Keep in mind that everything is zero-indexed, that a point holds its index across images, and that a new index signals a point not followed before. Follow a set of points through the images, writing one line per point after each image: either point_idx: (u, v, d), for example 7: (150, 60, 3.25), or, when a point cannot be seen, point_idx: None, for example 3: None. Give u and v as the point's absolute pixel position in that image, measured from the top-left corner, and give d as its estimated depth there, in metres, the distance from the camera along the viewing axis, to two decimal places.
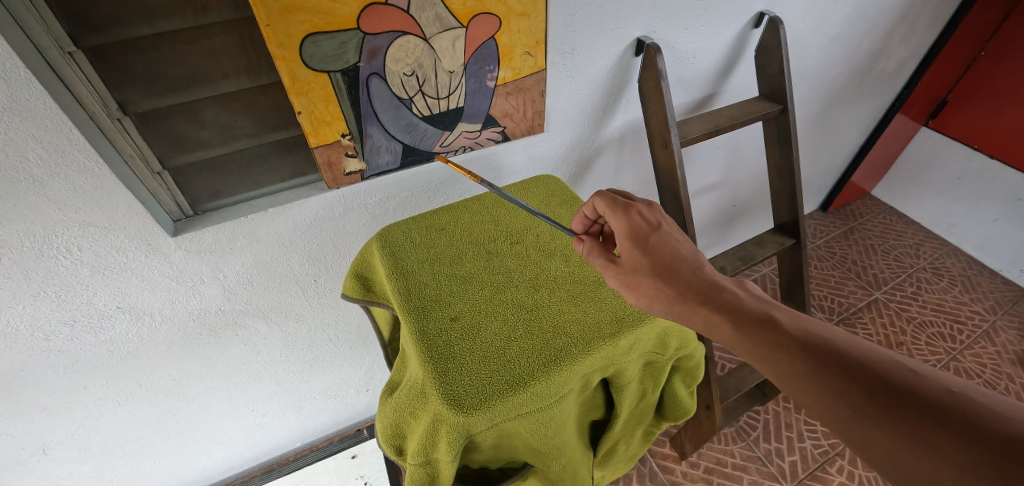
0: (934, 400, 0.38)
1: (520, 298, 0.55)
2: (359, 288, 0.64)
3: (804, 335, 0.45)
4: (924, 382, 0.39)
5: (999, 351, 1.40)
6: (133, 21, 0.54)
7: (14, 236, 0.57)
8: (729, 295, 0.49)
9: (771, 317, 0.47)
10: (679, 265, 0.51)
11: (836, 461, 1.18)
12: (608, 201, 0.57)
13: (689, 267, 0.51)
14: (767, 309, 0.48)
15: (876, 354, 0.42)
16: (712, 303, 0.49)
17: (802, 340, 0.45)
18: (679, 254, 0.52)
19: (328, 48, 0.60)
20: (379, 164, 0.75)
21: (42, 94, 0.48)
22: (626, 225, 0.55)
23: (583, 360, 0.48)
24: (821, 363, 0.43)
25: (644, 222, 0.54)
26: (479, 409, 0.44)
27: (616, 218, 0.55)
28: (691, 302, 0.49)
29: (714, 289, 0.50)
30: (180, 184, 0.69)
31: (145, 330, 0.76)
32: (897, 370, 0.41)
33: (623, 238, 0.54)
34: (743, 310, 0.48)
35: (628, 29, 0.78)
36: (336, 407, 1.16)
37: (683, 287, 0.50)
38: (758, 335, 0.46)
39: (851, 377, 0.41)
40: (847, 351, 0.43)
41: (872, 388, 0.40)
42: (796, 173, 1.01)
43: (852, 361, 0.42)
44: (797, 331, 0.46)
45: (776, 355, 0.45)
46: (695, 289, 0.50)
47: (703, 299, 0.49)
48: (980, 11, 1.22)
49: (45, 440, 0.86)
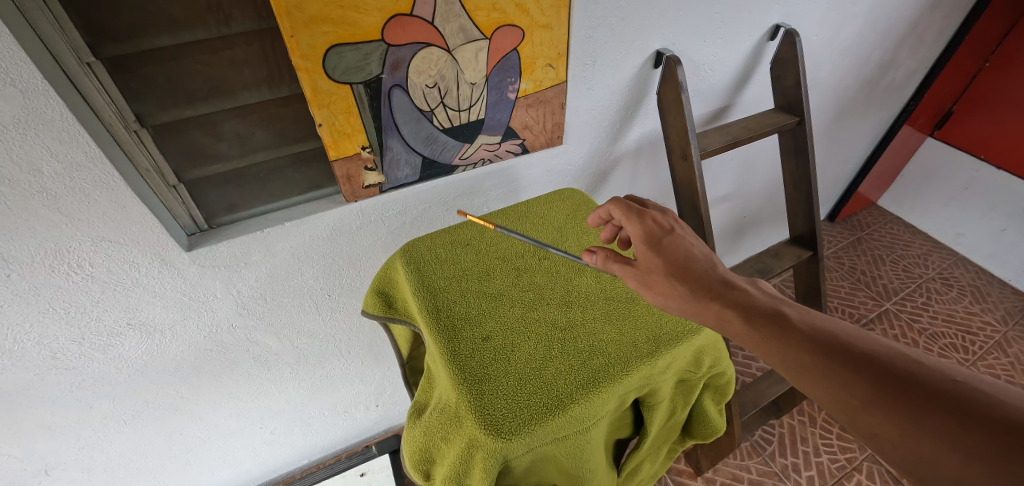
0: (941, 390, 0.36)
1: (552, 317, 0.53)
2: (379, 305, 0.62)
3: (814, 329, 0.43)
4: (930, 373, 0.38)
5: (1012, 362, 1.39)
6: (155, 32, 0.53)
7: (26, 252, 0.55)
8: (742, 292, 0.47)
9: (781, 312, 0.45)
10: (693, 264, 0.50)
11: (853, 476, 1.15)
12: (624, 207, 0.56)
13: (701, 268, 0.49)
14: (779, 305, 0.46)
15: (882, 347, 0.41)
16: (724, 298, 0.47)
17: (811, 332, 0.43)
18: (693, 256, 0.50)
19: (351, 60, 0.58)
20: (397, 177, 0.74)
21: (58, 105, 0.47)
22: (641, 229, 0.53)
23: (621, 382, 0.46)
24: (827, 354, 0.41)
25: (656, 226, 0.53)
26: (517, 434, 0.42)
27: (631, 222, 0.54)
28: (705, 301, 0.47)
29: (726, 285, 0.48)
30: (195, 198, 0.67)
31: (154, 348, 0.74)
32: (905, 361, 0.39)
33: (638, 243, 0.53)
34: (753, 306, 0.45)
35: (648, 42, 0.78)
36: (344, 423, 1.13)
37: (693, 283, 0.48)
38: (768, 329, 0.44)
39: (859, 368, 0.39)
40: (852, 343, 0.41)
41: (880, 378, 0.38)
42: (812, 185, 1.00)
43: (859, 353, 0.40)
44: (805, 325, 0.43)
45: (784, 347, 0.42)
46: (706, 285, 0.48)
47: (714, 295, 0.47)
48: (986, 23, 1.23)
49: (47, 461, 0.83)
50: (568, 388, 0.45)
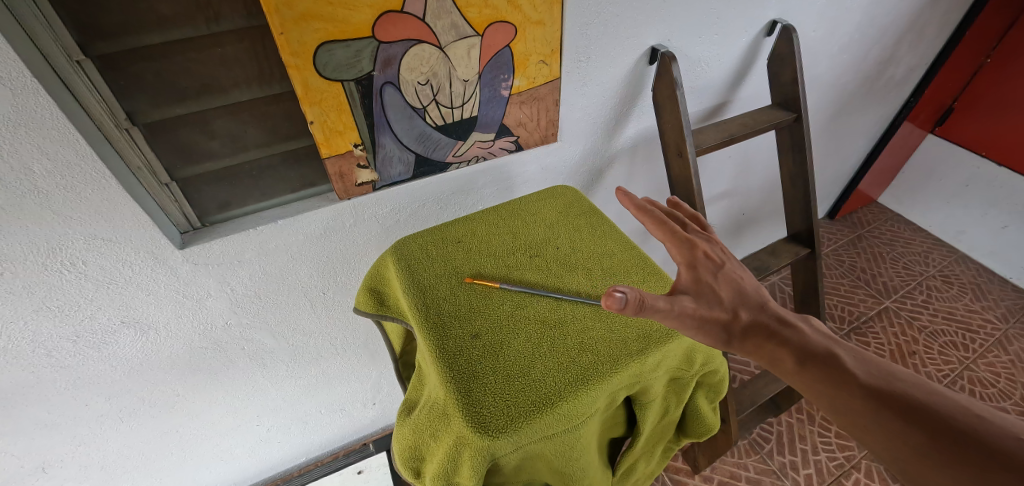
0: (995, 445, 0.38)
1: (541, 313, 0.53)
2: (372, 302, 0.62)
3: (868, 373, 0.45)
4: (987, 427, 0.39)
5: (1012, 359, 1.38)
6: (143, 29, 0.53)
7: (17, 250, 0.55)
8: (797, 332, 0.49)
9: (834, 355, 0.47)
10: (748, 302, 0.51)
11: (852, 474, 1.15)
12: (667, 228, 0.55)
13: (754, 303, 0.51)
14: (833, 347, 0.48)
15: (938, 397, 0.42)
16: (777, 338, 0.49)
17: (865, 378, 0.45)
18: (745, 294, 0.52)
19: (342, 57, 0.58)
20: (390, 175, 0.74)
21: (48, 104, 0.47)
22: (689, 258, 0.52)
23: (609, 379, 0.46)
24: (879, 402, 0.43)
25: (706, 258, 0.53)
26: (505, 432, 0.42)
27: (679, 249, 0.53)
28: (759, 340, 0.49)
29: (780, 324, 0.50)
30: (188, 196, 0.67)
31: (149, 346, 0.74)
32: (961, 413, 0.41)
33: (686, 272, 0.52)
34: (807, 347, 0.48)
35: (642, 38, 0.78)
36: (342, 421, 1.14)
37: (749, 322, 0.50)
38: (820, 372, 0.46)
39: (912, 419, 0.41)
40: (907, 393, 0.43)
41: (934, 431, 0.40)
42: (810, 181, 1.00)
43: (913, 404, 0.42)
44: (858, 369, 0.45)
45: (837, 392, 0.45)
46: (760, 325, 0.50)
47: (769, 334, 0.49)
48: (987, 18, 1.22)
49: (44, 459, 0.83)
50: (556, 385, 0.45)
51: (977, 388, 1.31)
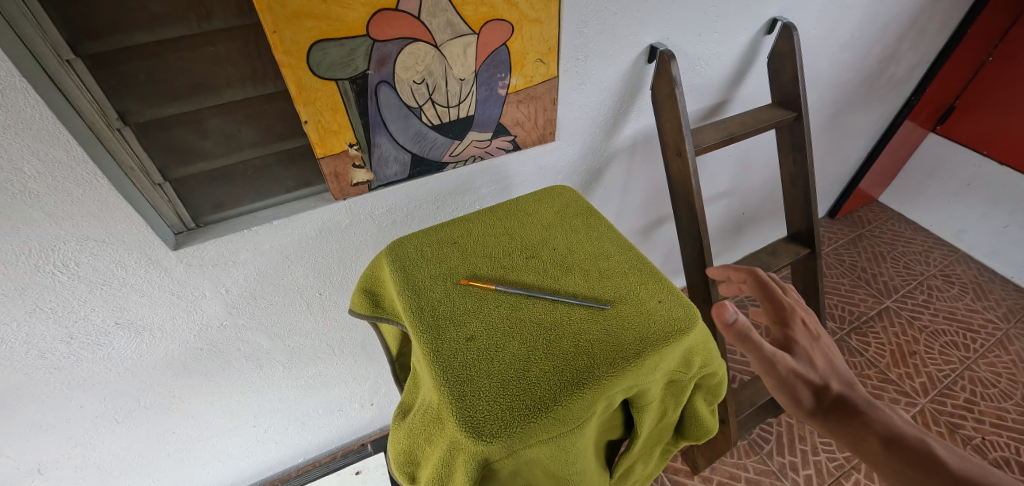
0: None
1: (537, 315, 0.52)
2: (367, 304, 0.61)
3: (965, 469, 0.42)
4: None
5: (1014, 359, 1.37)
6: (135, 28, 0.52)
7: (9, 252, 0.54)
8: (884, 416, 0.47)
9: (925, 446, 0.44)
10: (837, 378, 0.50)
11: (851, 475, 1.14)
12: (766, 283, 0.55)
13: (845, 379, 0.50)
14: (925, 438, 0.45)
15: None
16: (862, 417, 0.47)
17: (961, 471, 0.42)
18: (835, 368, 0.51)
19: (336, 56, 0.57)
20: (386, 175, 0.73)
21: (38, 104, 0.46)
22: (786, 315, 0.52)
23: (606, 383, 0.45)
24: None
25: (804, 321, 0.53)
26: (499, 437, 0.41)
27: (773, 302, 0.53)
28: (842, 415, 0.48)
29: (866, 405, 0.48)
30: (182, 197, 0.66)
31: (144, 347, 0.74)
32: None
33: (780, 324, 0.52)
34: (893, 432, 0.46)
35: (641, 36, 0.77)
36: (339, 421, 1.13)
37: (834, 397, 0.49)
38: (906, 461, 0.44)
39: None
40: None
41: None
42: (810, 181, 0.99)
43: None
44: (954, 464, 0.42)
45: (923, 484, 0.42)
46: (845, 402, 0.48)
47: (853, 412, 0.47)
48: (989, 16, 1.21)
49: (40, 460, 0.83)
50: (550, 390, 0.45)
51: (978, 389, 1.30)
